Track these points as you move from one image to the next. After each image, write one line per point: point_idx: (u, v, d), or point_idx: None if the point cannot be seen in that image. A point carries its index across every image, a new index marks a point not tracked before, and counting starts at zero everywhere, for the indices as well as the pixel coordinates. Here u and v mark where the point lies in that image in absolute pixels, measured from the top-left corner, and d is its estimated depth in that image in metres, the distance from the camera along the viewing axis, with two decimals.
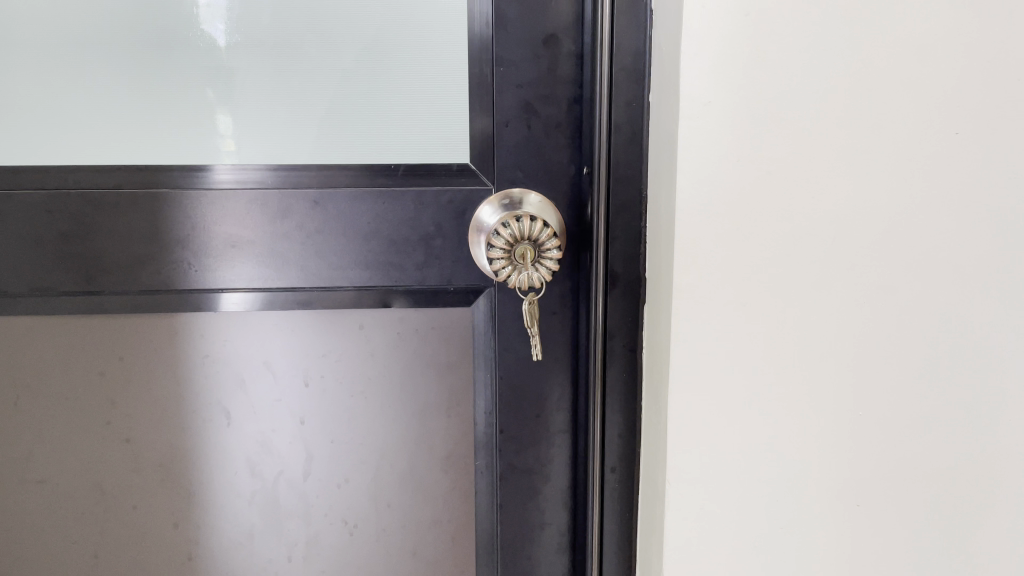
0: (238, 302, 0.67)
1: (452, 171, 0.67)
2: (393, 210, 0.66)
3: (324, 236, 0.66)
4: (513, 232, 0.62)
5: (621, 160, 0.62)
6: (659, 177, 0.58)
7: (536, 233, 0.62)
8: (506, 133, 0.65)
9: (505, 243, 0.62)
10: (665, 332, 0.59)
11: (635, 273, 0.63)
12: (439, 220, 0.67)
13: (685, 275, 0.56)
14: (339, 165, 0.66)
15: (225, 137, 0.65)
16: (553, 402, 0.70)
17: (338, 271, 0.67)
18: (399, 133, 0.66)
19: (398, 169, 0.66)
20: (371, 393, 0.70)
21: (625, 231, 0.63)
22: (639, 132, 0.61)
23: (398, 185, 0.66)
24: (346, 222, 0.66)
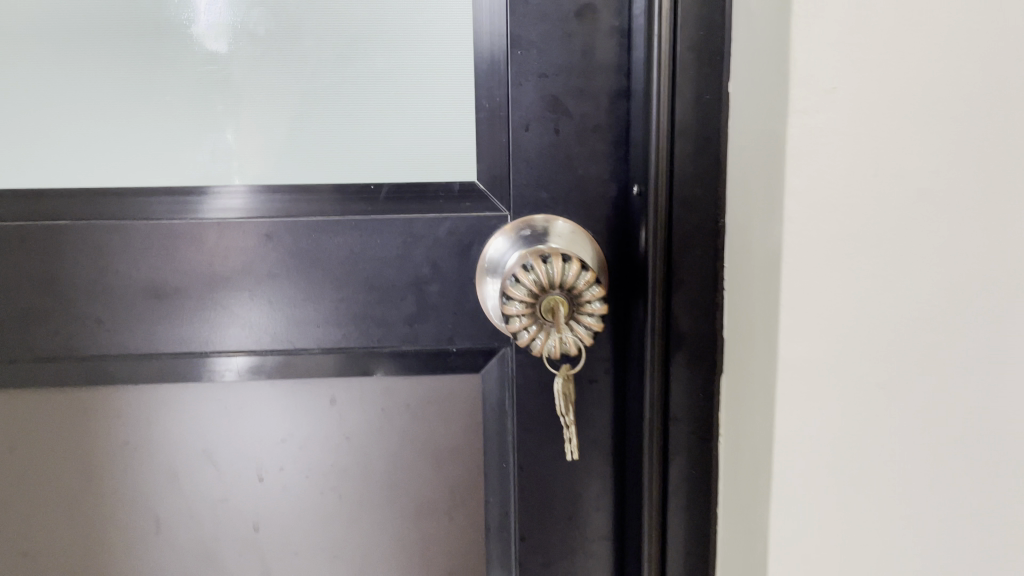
0: (232, 371, 0.50)
1: (453, 193, 0.49)
2: (372, 247, 0.49)
3: (282, 282, 0.49)
4: (540, 279, 0.42)
5: (689, 175, 0.43)
6: (743, 199, 0.41)
7: (570, 280, 0.43)
8: (525, 140, 0.48)
9: (529, 296, 0.43)
10: (762, 428, 0.40)
11: (710, 330, 0.45)
12: (435, 260, 0.49)
13: (796, 342, 0.37)
14: (298, 186, 0.48)
15: (213, 158, 0.48)
16: (591, 499, 0.52)
17: (300, 328, 0.50)
18: (381, 142, 0.49)
19: (379, 191, 0.49)
20: (346, 490, 0.53)
21: (692, 274, 0.44)
22: (720, 132, 0.43)
23: (378, 213, 0.48)
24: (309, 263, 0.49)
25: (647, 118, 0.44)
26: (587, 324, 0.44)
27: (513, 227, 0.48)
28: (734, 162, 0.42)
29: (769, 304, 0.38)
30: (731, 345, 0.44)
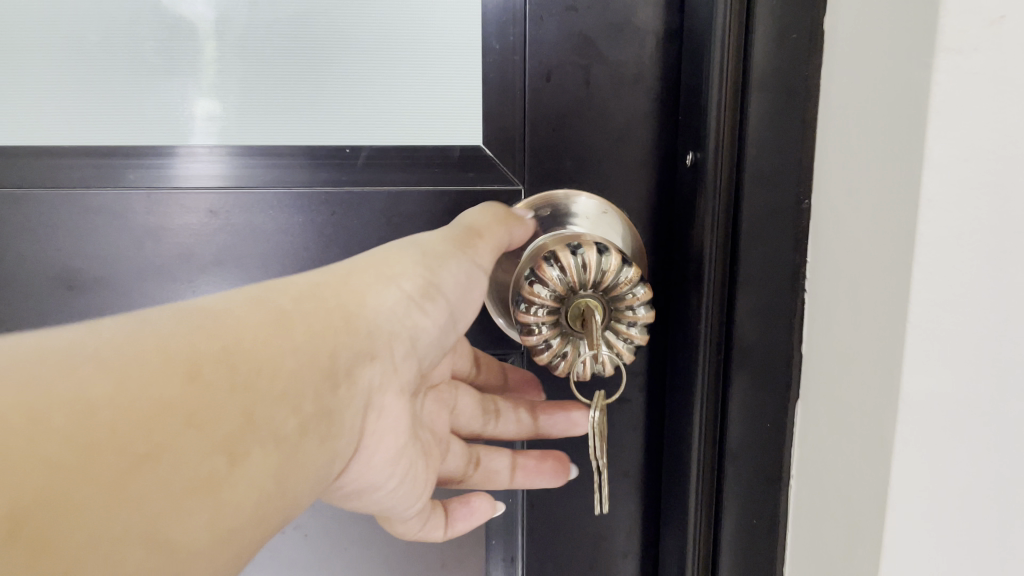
0: None
1: (451, 161, 0.38)
2: (348, 228, 0.38)
3: (231, 270, 0.38)
4: (567, 277, 0.32)
5: (763, 142, 0.33)
6: (843, 174, 0.30)
7: (607, 279, 0.32)
8: (544, 93, 0.37)
9: (552, 298, 0.32)
10: (863, 484, 0.29)
11: (783, 343, 0.34)
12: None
13: (926, 374, 0.27)
14: (244, 150, 0.37)
15: (136, 112, 0.37)
16: (618, 543, 0.42)
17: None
18: (359, 91, 0.37)
19: (355, 155, 0.37)
20: (314, 530, 0.43)
21: (760, 274, 0.34)
22: (810, 81, 0.31)
23: (355, 185, 0.38)
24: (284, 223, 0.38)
25: (709, 65, 0.33)
26: (628, 335, 0.33)
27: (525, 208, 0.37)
28: (827, 125, 0.31)
29: (880, 321, 0.28)
30: (812, 364, 0.33)
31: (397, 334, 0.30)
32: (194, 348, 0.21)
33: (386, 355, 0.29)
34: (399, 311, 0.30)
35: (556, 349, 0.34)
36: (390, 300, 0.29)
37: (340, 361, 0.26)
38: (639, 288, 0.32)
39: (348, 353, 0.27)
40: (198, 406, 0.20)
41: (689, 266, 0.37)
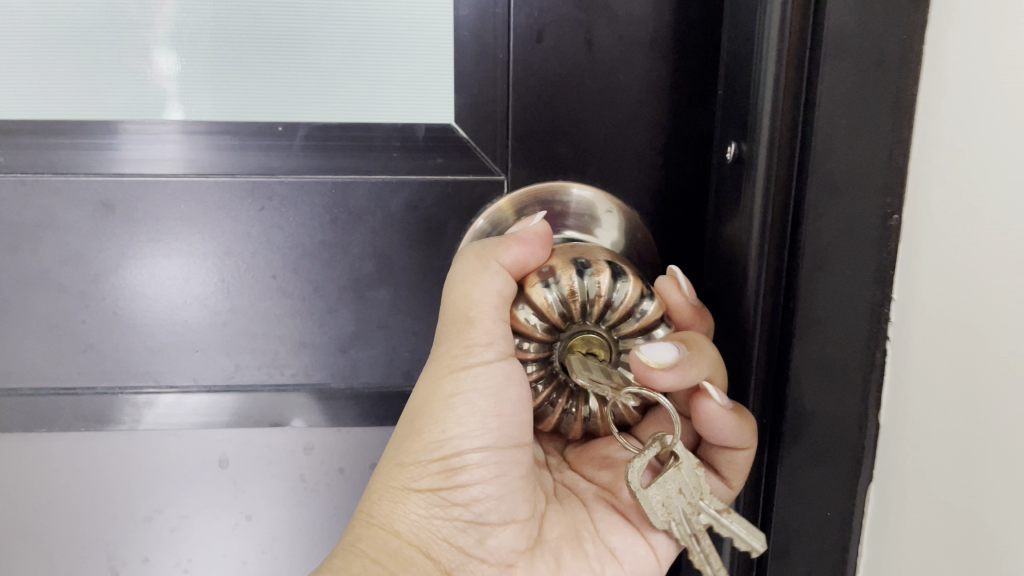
0: (56, 416, 0.32)
1: (415, 144, 0.30)
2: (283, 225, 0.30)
3: (133, 282, 0.30)
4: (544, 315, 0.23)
5: (836, 137, 0.22)
6: (952, 180, 0.20)
7: (601, 299, 0.23)
8: (530, 56, 0.28)
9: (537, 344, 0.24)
10: None
11: (853, 412, 0.24)
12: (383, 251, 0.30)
13: None
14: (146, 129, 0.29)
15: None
16: None
17: (165, 352, 0.31)
18: (303, 50, 0.28)
19: (291, 132, 0.29)
20: None
21: (827, 319, 0.23)
22: (909, 45, 0.21)
23: (292, 172, 0.29)
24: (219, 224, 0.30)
25: (766, 20, 0.23)
26: None
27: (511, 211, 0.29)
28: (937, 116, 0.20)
29: (974, 391, 0.19)
30: (889, 439, 0.23)
31: (456, 521, 0.23)
32: None
33: (472, 543, 0.23)
34: (435, 510, 0.23)
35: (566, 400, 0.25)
36: (424, 490, 0.23)
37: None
38: (646, 302, 0.24)
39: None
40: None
41: (733, 294, 0.27)
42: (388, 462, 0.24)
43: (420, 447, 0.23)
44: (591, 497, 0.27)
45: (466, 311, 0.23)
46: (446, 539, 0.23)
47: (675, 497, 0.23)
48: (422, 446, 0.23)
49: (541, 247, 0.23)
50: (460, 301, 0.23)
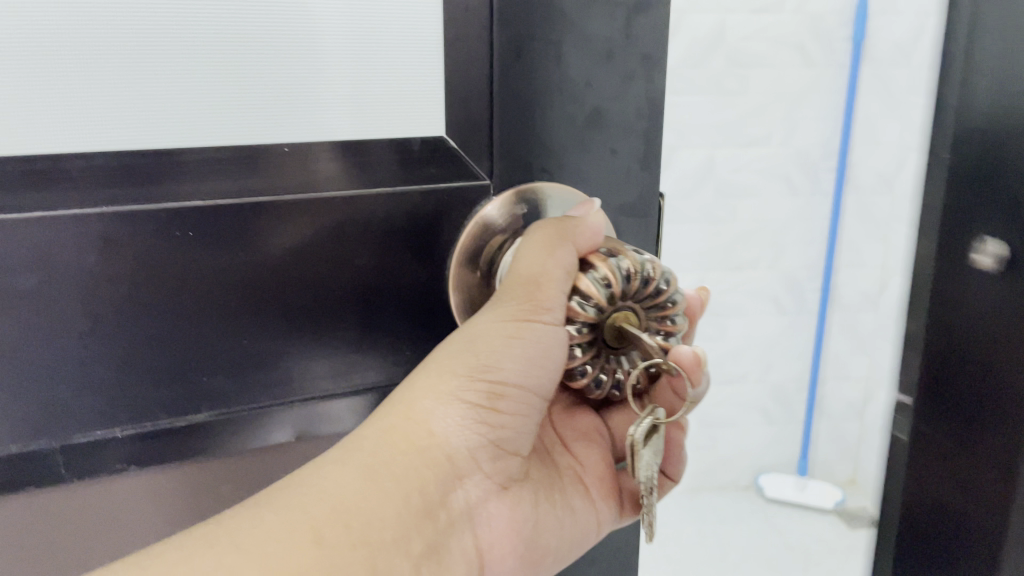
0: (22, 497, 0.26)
1: (411, 153, 0.28)
2: (297, 265, 0.26)
3: (145, 335, 0.25)
4: (611, 280, 0.24)
5: None
6: None
7: (653, 280, 0.24)
8: (525, 65, 0.27)
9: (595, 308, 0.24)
10: None
11: None
12: (387, 271, 0.27)
13: None
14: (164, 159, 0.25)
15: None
16: None
17: (179, 411, 0.27)
18: (298, 58, 0.25)
19: (274, 154, 0.26)
20: None
21: None
22: None
23: (318, 196, 0.26)
24: (248, 258, 0.26)
25: None
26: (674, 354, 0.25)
27: (477, 228, 0.28)
28: None
29: None
30: None
31: (482, 439, 0.26)
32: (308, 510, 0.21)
33: (485, 459, 0.26)
34: (467, 425, 0.25)
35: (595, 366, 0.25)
36: (461, 408, 0.25)
37: (433, 493, 0.24)
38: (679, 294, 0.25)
39: (441, 478, 0.24)
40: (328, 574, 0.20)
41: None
42: (438, 361, 0.25)
43: (471, 362, 0.25)
44: (564, 461, 0.31)
45: (535, 276, 0.24)
46: (469, 449, 0.25)
47: (654, 455, 0.25)
48: (474, 365, 0.25)
49: (598, 236, 0.26)
50: (532, 267, 0.24)
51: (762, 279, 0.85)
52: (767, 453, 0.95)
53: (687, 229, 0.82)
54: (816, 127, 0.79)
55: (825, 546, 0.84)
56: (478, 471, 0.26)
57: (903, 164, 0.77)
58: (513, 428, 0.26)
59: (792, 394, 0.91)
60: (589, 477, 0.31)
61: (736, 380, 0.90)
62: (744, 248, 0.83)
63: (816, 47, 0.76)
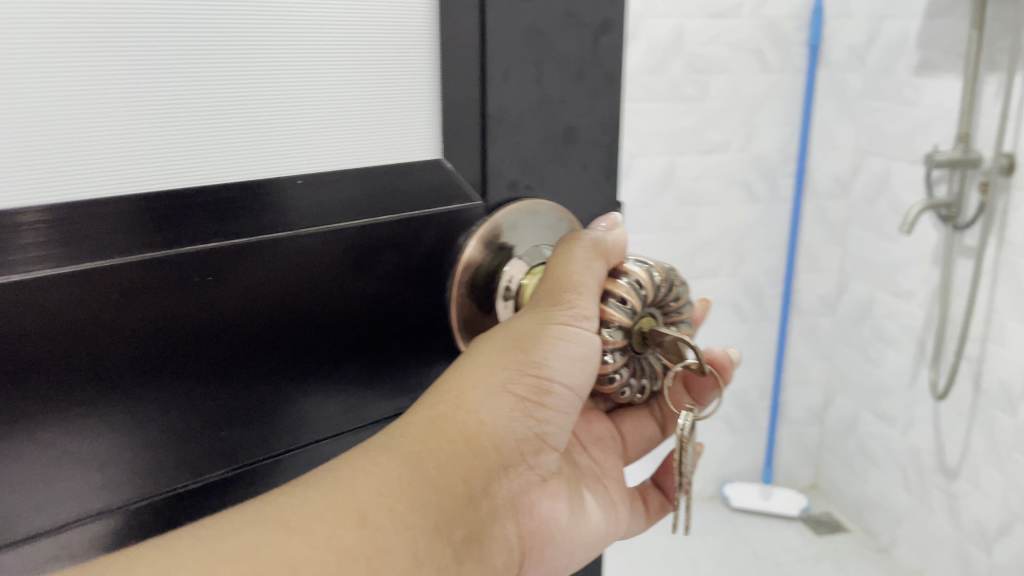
0: None
1: (388, 177, 0.20)
2: (299, 301, 0.19)
3: (88, 453, 0.17)
4: (619, 299, 0.22)
5: None
6: None
7: (672, 295, 0.23)
8: (509, 41, 0.21)
9: (619, 331, 0.22)
10: None
11: None
12: (391, 290, 0.21)
13: None
14: (103, 217, 0.16)
15: None
16: None
17: (116, 527, 0.18)
18: (265, 90, 0.18)
19: (305, 189, 0.19)
20: None
21: None
22: None
23: (331, 226, 0.19)
24: (215, 326, 0.18)
25: None
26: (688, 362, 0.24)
27: (485, 236, 0.22)
28: None
29: None
30: None
31: (530, 428, 0.24)
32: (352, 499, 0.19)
33: (530, 452, 0.25)
34: (517, 414, 0.24)
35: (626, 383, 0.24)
36: (511, 397, 0.23)
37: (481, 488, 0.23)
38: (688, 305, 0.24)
39: (490, 468, 0.23)
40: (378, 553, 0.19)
41: None
42: (494, 345, 0.23)
43: (517, 352, 0.23)
44: (585, 464, 0.29)
45: (576, 282, 0.22)
46: (519, 439, 0.24)
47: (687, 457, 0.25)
48: (525, 359, 0.23)
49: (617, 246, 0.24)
50: (571, 274, 0.22)
51: (724, 287, 0.78)
52: (733, 459, 0.86)
53: (644, 240, 0.75)
54: (774, 133, 0.74)
55: (796, 554, 0.77)
56: (524, 460, 0.25)
57: (859, 168, 0.75)
58: (559, 420, 0.25)
59: (755, 402, 0.84)
60: (608, 480, 0.30)
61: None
62: (703, 258, 0.77)
63: (771, 51, 0.72)
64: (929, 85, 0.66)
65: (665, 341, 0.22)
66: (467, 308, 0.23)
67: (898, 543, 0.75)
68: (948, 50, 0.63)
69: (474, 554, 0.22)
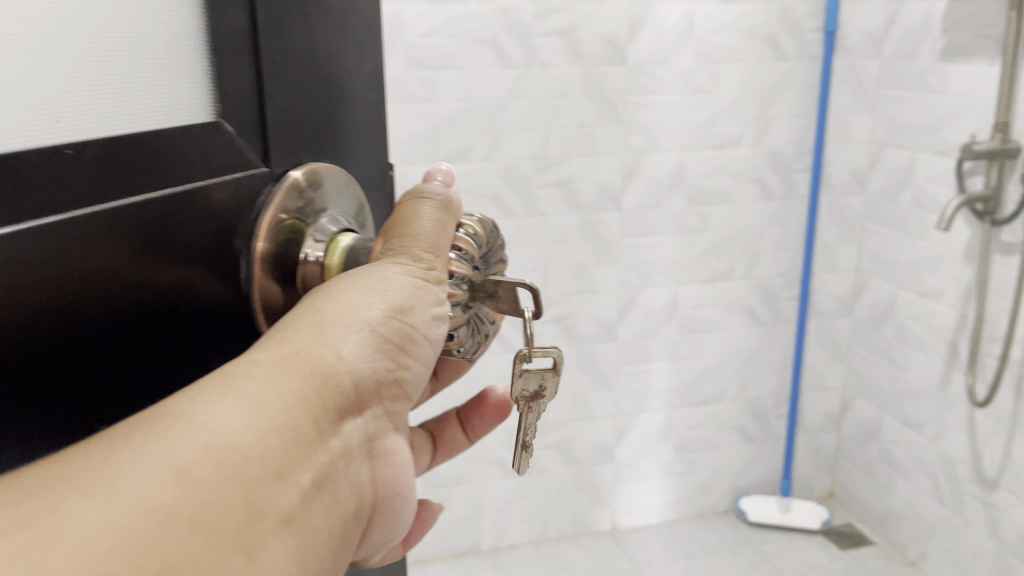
0: None
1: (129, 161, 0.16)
2: (76, 308, 0.15)
3: None
4: (460, 250, 0.20)
5: None
6: None
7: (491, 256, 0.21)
8: (288, 38, 0.19)
9: (463, 283, 0.20)
10: None
11: None
12: (188, 280, 0.17)
13: None
14: None
15: None
16: None
17: None
18: None
19: (100, 192, 0.15)
20: None
21: None
22: None
23: (105, 199, 0.15)
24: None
25: None
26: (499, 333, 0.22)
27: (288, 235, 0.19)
28: None
29: None
30: None
31: (397, 377, 0.19)
32: (153, 444, 0.14)
33: (395, 410, 0.20)
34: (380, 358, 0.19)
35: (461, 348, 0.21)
36: (366, 339, 0.18)
37: (335, 449, 0.17)
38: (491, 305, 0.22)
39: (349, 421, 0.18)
40: (212, 493, 0.14)
41: None
42: (355, 283, 0.19)
43: (358, 291, 0.18)
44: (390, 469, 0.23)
45: (407, 226, 0.20)
46: (382, 389, 0.19)
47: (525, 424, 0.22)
48: (364, 296, 0.18)
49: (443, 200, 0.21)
50: (404, 219, 0.20)
51: (738, 290, 0.73)
52: (751, 472, 0.80)
53: (653, 241, 0.70)
54: (787, 125, 0.70)
55: (822, 572, 0.71)
56: (388, 423, 0.19)
57: (879, 160, 0.71)
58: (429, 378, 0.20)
59: (770, 410, 0.78)
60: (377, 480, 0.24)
61: (713, 400, 0.76)
62: (715, 260, 0.72)
63: (785, 38, 0.68)
64: (956, 71, 0.62)
65: (501, 292, 0.20)
66: (276, 297, 0.20)
67: (928, 556, 0.71)
68: (980, 32, 0.59)
69: (330, 527, 0.17)
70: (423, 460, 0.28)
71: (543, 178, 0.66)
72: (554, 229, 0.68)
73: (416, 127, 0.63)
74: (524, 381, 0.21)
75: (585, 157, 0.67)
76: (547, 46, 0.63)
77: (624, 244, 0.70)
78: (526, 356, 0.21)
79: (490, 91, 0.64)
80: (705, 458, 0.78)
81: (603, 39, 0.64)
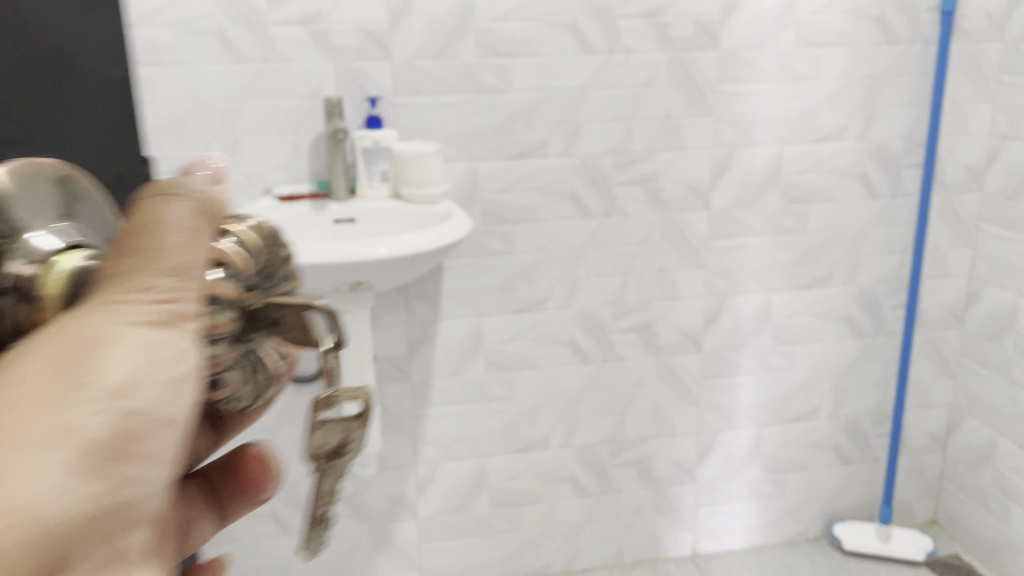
0: None
1: None
2: None
3: None
4: (225, 265, 0.14)
5: None
6: None
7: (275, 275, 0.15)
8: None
9: (227, 312, 0.14)
10: None
11: None
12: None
13: None
14: None
15: None
16: None
17: None
18: None
19: None
20: None
21: None
22: None
23: None
24: None
25: None
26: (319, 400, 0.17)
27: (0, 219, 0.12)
28: None
29: None
30: None
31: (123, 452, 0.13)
32: None
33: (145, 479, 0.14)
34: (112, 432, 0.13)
35: (243, 391, 0.16)
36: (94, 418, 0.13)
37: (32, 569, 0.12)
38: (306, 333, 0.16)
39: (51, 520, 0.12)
40: None
41: None
42: (55, 345, 0.12)
43: (73, 347, 0.12)
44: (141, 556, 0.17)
45: (144, 241, 0.13)
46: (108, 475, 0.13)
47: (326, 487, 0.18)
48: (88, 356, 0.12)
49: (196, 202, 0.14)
50: (141, 225, 0.13)
51: (836, 297, 0.72)
52: (847, 497, 0.78)
53: (748, 243, 0.69)
54: (895, 115, 0.68)
55: None
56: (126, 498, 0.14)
57: (998, 155, 0.68)
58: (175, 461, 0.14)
59: (869, 430, 0.76)
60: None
61: (806, 417, 0.75)
62: (811, 265, 0.71)
63: (896, 19, 0.66)
64: None
65: (288, 322, 0.15)
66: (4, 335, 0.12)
67: None
68: None
69: None
70: (207, 532, 0.22)
71: (625, 174, 0.65)
72: (635, 231, 0.67)
73: (489, 120, 0.62)
74: (324, 434, 0.17)
75: (672, 152, 0.66)
76: (631, 31, 0.62)
77: (713, 247, 0.69)
78: (327, 401, 0.16)
79: (569, 82, 0.63)
80: (796, 480, 0.76)
81: (693, 22, 0.63)
